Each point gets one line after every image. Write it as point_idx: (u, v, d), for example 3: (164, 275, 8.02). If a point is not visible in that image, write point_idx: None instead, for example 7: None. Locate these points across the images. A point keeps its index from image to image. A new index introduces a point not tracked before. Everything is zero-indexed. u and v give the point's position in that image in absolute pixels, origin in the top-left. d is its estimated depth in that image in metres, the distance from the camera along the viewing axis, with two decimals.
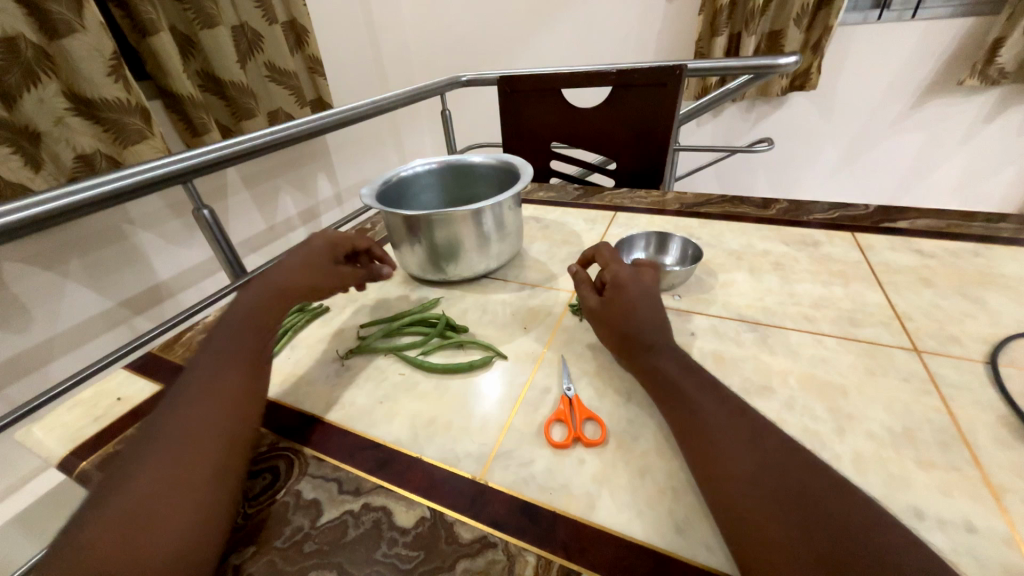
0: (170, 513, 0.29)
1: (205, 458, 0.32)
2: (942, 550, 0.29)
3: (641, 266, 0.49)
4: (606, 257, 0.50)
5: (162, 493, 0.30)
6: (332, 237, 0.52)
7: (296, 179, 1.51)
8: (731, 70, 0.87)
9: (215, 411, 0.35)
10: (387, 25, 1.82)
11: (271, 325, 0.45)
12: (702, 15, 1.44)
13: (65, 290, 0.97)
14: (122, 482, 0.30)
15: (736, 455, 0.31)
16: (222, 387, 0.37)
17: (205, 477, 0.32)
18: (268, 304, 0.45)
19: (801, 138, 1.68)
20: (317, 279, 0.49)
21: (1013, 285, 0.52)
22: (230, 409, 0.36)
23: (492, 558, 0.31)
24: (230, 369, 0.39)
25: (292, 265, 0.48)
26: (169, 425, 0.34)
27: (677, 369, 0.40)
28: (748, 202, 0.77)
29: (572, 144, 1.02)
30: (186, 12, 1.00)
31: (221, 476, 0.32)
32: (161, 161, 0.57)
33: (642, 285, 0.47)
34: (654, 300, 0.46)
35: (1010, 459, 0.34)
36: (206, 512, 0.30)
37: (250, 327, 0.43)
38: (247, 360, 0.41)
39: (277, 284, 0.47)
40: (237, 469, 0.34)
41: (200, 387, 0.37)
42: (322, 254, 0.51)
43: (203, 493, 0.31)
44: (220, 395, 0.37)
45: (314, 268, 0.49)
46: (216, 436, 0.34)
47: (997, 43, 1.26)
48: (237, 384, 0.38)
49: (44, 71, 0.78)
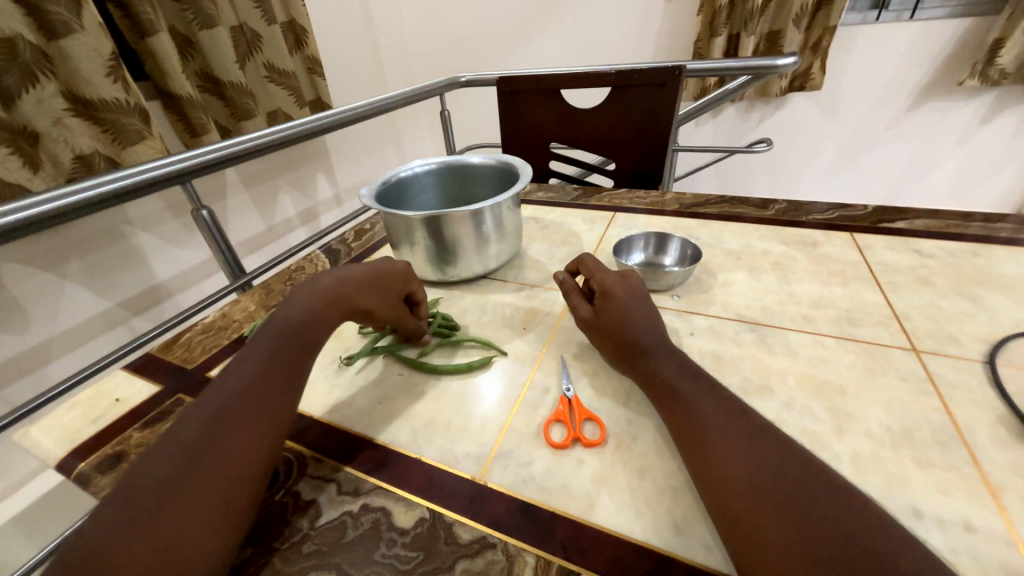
0: (175, 536, 0.27)
1: (219, 476, 0.30)
2: (942, 550, 0.29)
3: (624, 272, 0.51)
4: (590, 264, 0.51)
5: (170, 511, 0.28)
6: (410, 271, 0.52)
7: (295, 179, 1.51)
8: (730, 70, 0.87)
9: (239, 423, 0.33)
10: (386, 25, 1.82)
11: (321, 329, 0.42)
12: (701, 16, 1.44)
13: (64, 290, 0.97)
14: (137, 490, 0.29)
15: (735, 456, 0.31)
16: (251, 395, 0.35)
17: (217, 498, 0.30)
18: (317, 305, 0.42)
19: (800, 138, 1.68)
20: (379, 304, 0.47)
21: (1012, 285, 0.52)
22: (257, 423, 0.34)
23: (491, 558, 0.31)
24: (263, 373, 0.37)
25: (368, 279, 0.47)
26: (191, 432, 0.32)
27: (675, 370, 0.40)
28: (747, 202, 0.77)
29: (571, 144, 1.02)
30: (185, 13, 1.00)
31: (235, 498, 0.30)
32: (162, 161, 0.57)
33: (632, 290, 0.48)
34: (647, 304, 0.47)
35: (1009, 458, 0.34)
36: (213, 540, 0.28)
37: (292, 326, 0.40)
38: (284, 363, 0.38)
39: (332, 288, 0.44)
40: (255, 489, 0.32)
41: (229, 393, 0.35)
42: (396, 283, 0.49)
43: (211, 517, 0.29)
44: (248, 404, 0.34)
45: (384, 293, 0.48)
46: (236, 452, 0.32)
47: (997, 43, 1.26)
48: (268, 393, 0.36)
49: (43, 71, 0.78)
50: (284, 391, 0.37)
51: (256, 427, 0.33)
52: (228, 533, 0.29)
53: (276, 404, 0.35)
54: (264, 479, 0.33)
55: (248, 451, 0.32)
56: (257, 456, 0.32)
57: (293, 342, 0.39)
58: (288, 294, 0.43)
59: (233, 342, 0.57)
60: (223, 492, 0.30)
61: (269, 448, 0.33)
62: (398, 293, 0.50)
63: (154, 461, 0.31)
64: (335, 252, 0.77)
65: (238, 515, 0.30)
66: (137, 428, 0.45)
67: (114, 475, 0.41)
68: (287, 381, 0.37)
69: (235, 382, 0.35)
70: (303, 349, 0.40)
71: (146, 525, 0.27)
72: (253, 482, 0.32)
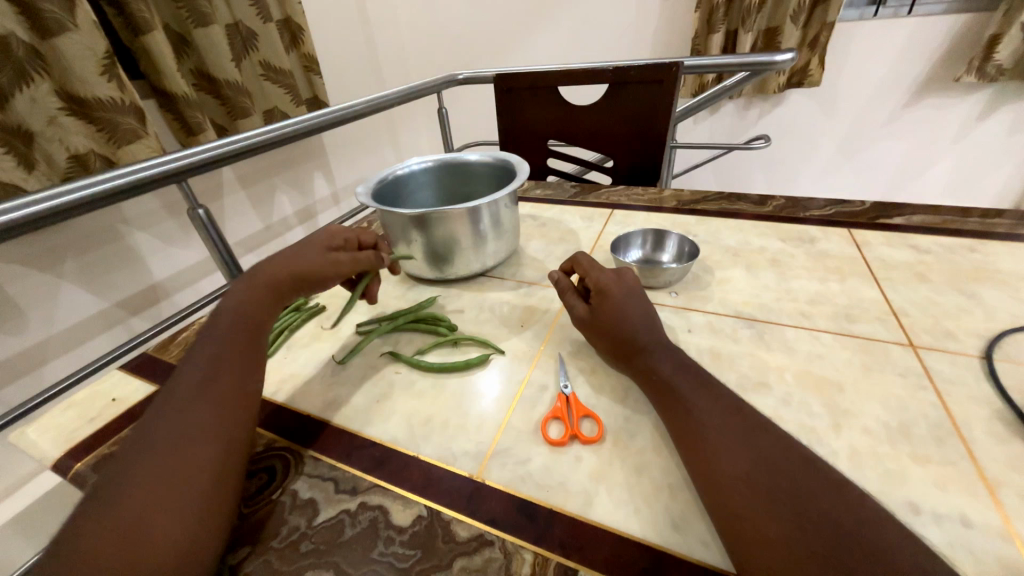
0: (165, 517, 0.28)
1: (198, 460, 0.31)
2: (938, 545, 0.29)
3: (619, 270, 0.51)
4: (584, 263, 0.52)
5: (155, 496, 0.29)
6: (329, 229, 0.52)
7: (292, 178, 1.51)
8: (727, 67, 0.87)
9: (207, 411, 0.34)
10: (382, 23, 1.82)
11: (263, 320, 0.43)
12: (698, 12, 1.44)
13: (61, 291, 0.97)
14: (112, 487, 0.29)
15: (731, 452, 0.31)
16: (213, 386, 0.36)
17: (201, 479, 0.31)
18: (257, 297, 0.44)
19: (798, 134, 1.68)
20: (315, 262, 0.47)
21: (1008, 280, 0.52)
22: (224, 407, 0.35)
23: (489, 556, 0.31)
24: (223, 365, 0.38)
25: (285, 256, 0.47)
26: (159, 426, 0.33)
27: (672, 368, 0.40)
28: (744, 199, 0.77)
29: (568, 142, 1.01)
30: (180, 11, 1.00)
31: (217, 478, 0.31)
32: (160, 160, 0.57)
33: (628, 288, 0.48)
34: (642, 301, 0.47)
35: (1006, 453, 0.34)
36: (202, 515, 0.29)
37: (240, 321, 0.42)
38: (238, 354, 0.39)
39: (266, 275, 0.45)
40: (233, 469, 0.33)
41: (192, 386, 0.35)
42: (319, 243, 0.50)
43: (198, 495, 0.30)
44: (211, 394, 0.35)
45: (310, 254, 0.48)
46: (209, 437, 0.33)
47: (993, 39, 1.26)
48: (230, 381, 0.37)
49: (36, 70, 0.77)
50: (246, 379, 0.38)
51: (223, 412, 0.35)
52: (215, 508, 0.30)
53: (239, 391, 0.37)
54: (240, 461, 0.34)
55: (221, 433, 0.34)
56: (230, 439, 0.34)
57: (245, 335, 0.41)
58: (223, 292, 0.44)
59: None
60: (205, 473, 0.31)
61: (240, 431, 0.35)
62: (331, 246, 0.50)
63: (123, 459, 0.31)
64: None
65: (222, 494, 0.31)
66: (133, 428, 0.45)
67: None
68: (242, 369, 0.38)
69: (193, 377, 0.36)
70: (254, 341, 0.41)
71: (132, 513, 0.28)
72: (231, 461, 0.33)
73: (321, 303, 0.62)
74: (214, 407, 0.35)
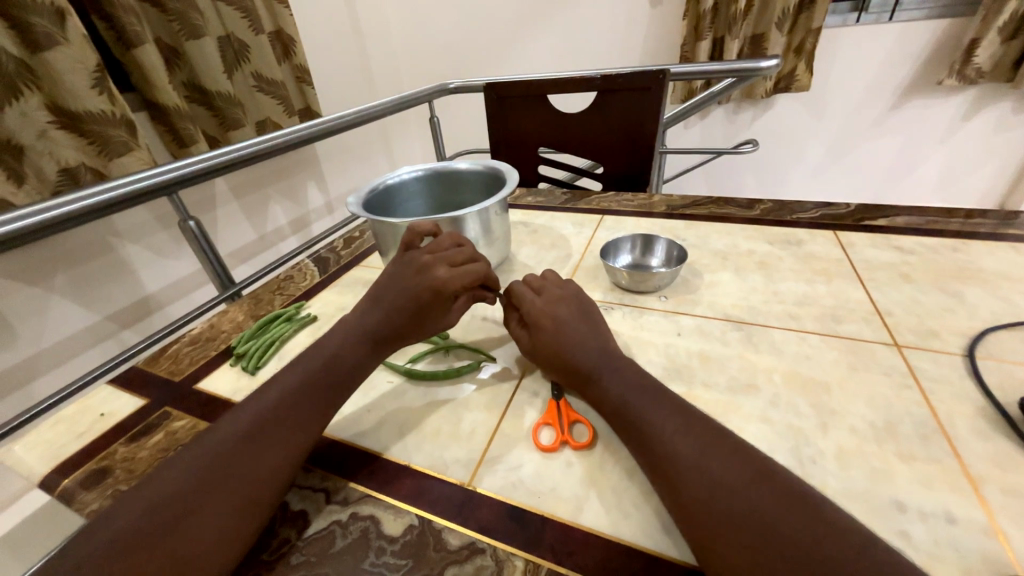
0: (189, 540, 0.29)
1: (233, 490, 0.32)
2: (922, 541, 0.30)
3: (545, 288, 0.48)
4: (517, 293, 0.48)
5: (190, 503, 0.31)
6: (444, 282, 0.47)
7: (284, 188, 1.50)
8: (714, 73, 0.88)
9: (263, 442, 0.36)
10: (375, 35, 1.84)
11: (357, 366, 0.44)
12: (686, 20, 1.47)
13: (51, 304, 0.96)
14: (163, 492, 0.32)
15: (697, 462, 0.31)
16: (275, 417, 0.37)
17: (228, 512, 0.31)
18: (360, 346, 0.45)
19: (786, 139, 1.70)
20: (416, 323, 0.47)
21: (990, 279, 0.53)
22: (276, 444, 0.36)
23: (480, 564, 0.31)
24: (295, 399, 0.39)
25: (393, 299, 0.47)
26: (215, 445, 0.35)
27: (625, 392, 0.38)
28: (733, 203, 0.78)
29: (558, 148, 1.02)
30: (171, 25, 1.00)
31: (240, 517, 0.32)
32: (158, 171, 0.58)
33: (563, 311, 0.45)
34: (578, 322, 0.44)
35: (989, 450, 0.35)
36: (219, 548, 0.30)
37: (332, 362, 0.43)
38: (314, 395, 0.40)
39: (365, 321, 0.47)
40: (269, 502, 0.34)
41: (267, 409, 0.38)
42: (431, 301, 0.47)
43: (220, 523, 0.31)
44: (273, 426, 0.37)
45: (417, 312, 0.47)
46: (253, 473, 0.34)
47: (972, 44, 1.29)
48: (293, 417, 0.38)
49: (26, 84, 0.77)
50: (312, 419, 0.39)
51: (274, 449, 0.35)
52: (237, 542, 0.31)
53: (299, 429, 0.37)
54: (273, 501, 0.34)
55: (265, 472, 0.34)
56: (272, 477, 0.34)
57: (327, 374, 0.42)
58: (337, 327, 0.46)
59: (221, 353, 0.57)
60: (235, 511, 0.32)
61: (287, 470, 0.35)
62: (443, 303, 0.47)
63: (182, 465, 0.34)
64: (324, 260, 0.77)
65: (245, 529, 0.32)
66: (123, 442, 0.45)
67: (99, 491, 0.40)
68: (318, 410, 0.39)
69: (266, 405, 0.38)
70: (339, 384, 0.42)
71: (160, 528, 0.29)
72: (262, 505, 0.33)
73: (312, 314, 0.62)
74: (277, 437, 0.36)
